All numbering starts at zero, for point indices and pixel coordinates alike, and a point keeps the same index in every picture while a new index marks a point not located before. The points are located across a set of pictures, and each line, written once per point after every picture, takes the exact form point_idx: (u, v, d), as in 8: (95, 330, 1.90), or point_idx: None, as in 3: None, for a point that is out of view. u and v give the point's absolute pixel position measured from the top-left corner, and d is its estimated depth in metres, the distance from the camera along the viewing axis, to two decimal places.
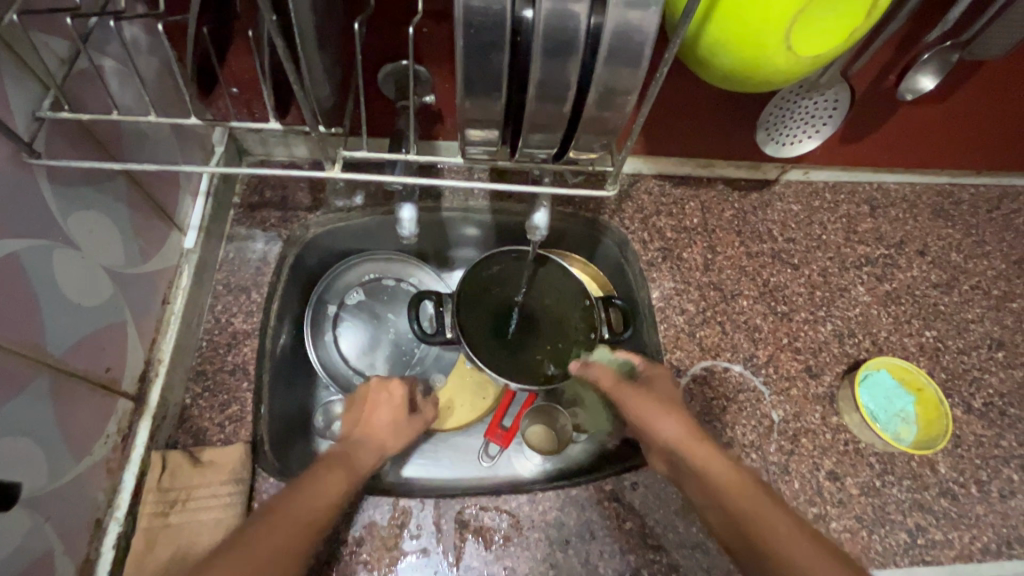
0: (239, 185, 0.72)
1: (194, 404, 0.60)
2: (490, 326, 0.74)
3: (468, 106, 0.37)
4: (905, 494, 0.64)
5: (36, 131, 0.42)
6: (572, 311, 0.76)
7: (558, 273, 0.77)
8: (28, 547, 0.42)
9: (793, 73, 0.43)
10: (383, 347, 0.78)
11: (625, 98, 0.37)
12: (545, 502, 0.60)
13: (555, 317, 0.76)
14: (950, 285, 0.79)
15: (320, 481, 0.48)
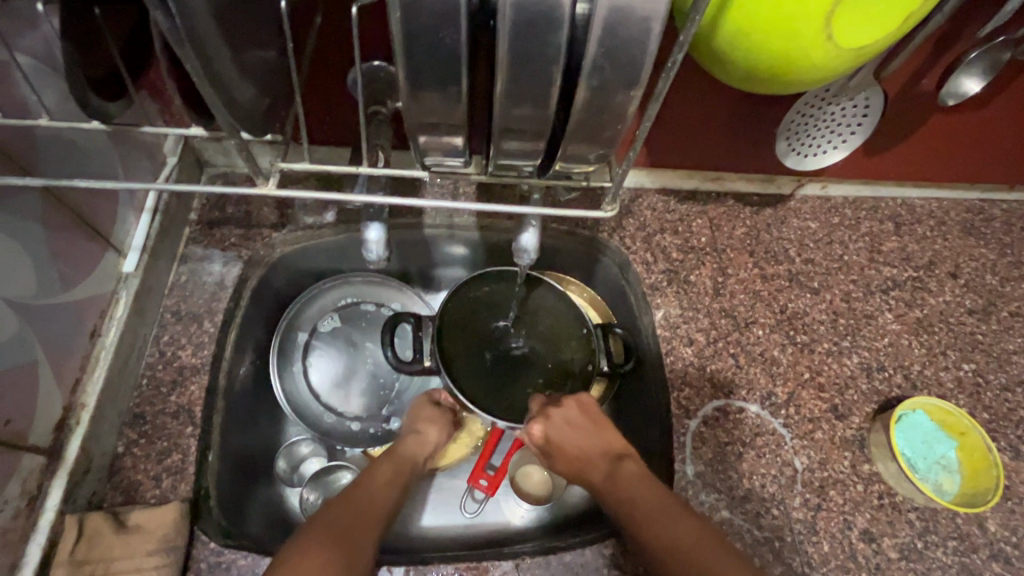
0: (197, 199, 0.64)
1: (126, 454, 0.51)
2: (476, 355, 0.66)
3: (425, 106, 0.29)
4: (951, 558, 0.56)
5: None
6: (569, 339, 0.68)
7: (553, 297, 0.69)
8: None
9: (834, 68, 0.35)
10: (358, 378, 0.68)
11: (626, 94, 0.29)
12: (534, 571, 0.52)
13: (549, 346, 0.68)
14: (987, 312, 0.72)
15: (371, 493, 0.52)
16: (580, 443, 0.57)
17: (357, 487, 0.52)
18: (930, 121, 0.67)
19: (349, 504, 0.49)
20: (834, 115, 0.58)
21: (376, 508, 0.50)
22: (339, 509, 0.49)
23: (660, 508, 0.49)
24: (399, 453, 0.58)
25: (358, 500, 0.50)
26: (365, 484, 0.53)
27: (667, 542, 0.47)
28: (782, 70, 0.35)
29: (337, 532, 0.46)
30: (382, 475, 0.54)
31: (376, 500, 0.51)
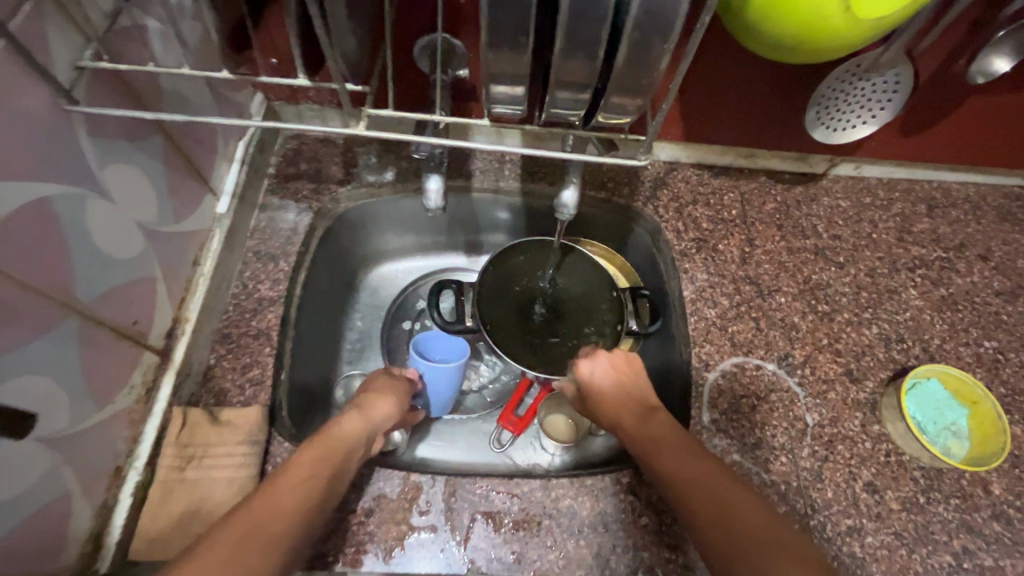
0: (275, 155, 0.73)
1: (217, 365, 0.60)
2: (515, 317, 0.74)
3: (497, 54, 0.35)
4: (952, 514, 0.59)
5: (76, 81, 0.42)
6: (599, 303, 0.75)
7: (583, 264, 0.77)
8: (47, 486, 0.42)
9: (856, 37, 0.39)
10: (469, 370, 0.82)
11: (662, 48, 0.34)
12: (558, 489, 0.58)
13: (582, 308, 0.75)
14: (1014, 294, 0.73)
15: (285, 495, 0.42)
16: (615, 387, 0.61)
17: (263, 491, 0.42)
18: (965, 103, 0.69)
19: (248, 512, 0.39)
20: (864, 91, 0.61)
21: (284, 513, 0.40)
22: (241, 514, 0.39)
23: (677, 453, 0.51)
24: (332, 436, 0.49)
25: (267, 506, 0.40)
26: (274, 485, 0.42)
27: (681, 477, 0.48)
28: (810, 38, 0.39)
29: (230, 541, 0.36)
30: (308, 466, 0.45)
31: (277, 509, 0.40)
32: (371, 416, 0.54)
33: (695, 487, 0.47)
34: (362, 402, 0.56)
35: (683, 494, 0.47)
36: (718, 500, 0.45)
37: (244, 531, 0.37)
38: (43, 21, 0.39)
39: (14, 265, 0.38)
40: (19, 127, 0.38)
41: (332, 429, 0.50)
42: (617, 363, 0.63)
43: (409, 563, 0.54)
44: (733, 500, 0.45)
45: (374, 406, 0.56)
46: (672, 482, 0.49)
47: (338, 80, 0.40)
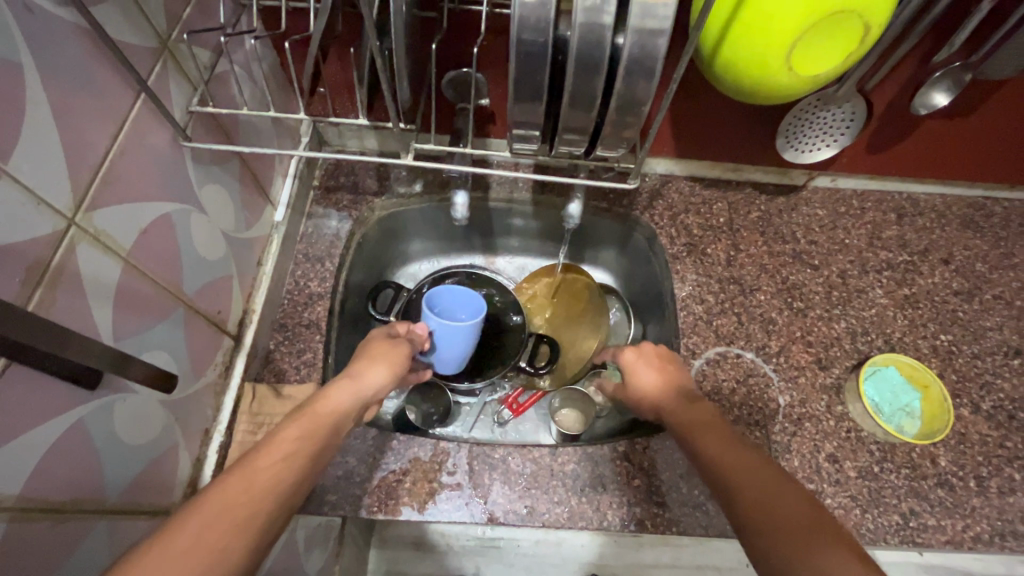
0: (319, 170, 0.84)
1: (276, 349, 0.72)
2: None
3: (517, 109, 0.45)
4: (902, 481, 0.69)
5: (188, 121, 0.54)
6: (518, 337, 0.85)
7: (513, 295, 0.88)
8: (158, 443, 0.53)
9: (797, 89, 0.50)
10: None
11: (643, 108, 0.43)
12: (564, 455, 0.69)
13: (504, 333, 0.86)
14: (972, 293, 0.82)
15: (268, 468, 0.40)
16: (658, 380, 0.63)
17: (243, 462, 0.40)
18: (923, 126, 0.78)
19: (229, 481, 0.37)
20: (826, 119, 0.71)
21: (266, 488, 0.38)
22: (219, 486, 0.37)
23: (720, 444, 0.50)
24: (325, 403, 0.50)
25: (251, 477, 0.38)
26: (256, 456, 0.40)
27: (720, 460, 0.48)
28: (762, 88, 0.50)
29: (204, 508, 0.35)
30: (298, 435, 0.44)
31: (256, 484, 0.38)
32: (364, 385, 0.54)
33: (733, 469, 0.46)
34: (354, 370, 0.56)
35: (724, 479, 0.46)
36: (759, 483, 0.44)
37: (223, 504, 0.35)
38: (167, 77, 0.51)
39: (147, 265, 0.50)
40: (152, 160, 0.50)
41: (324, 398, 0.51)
42: (650, 355, 0.67)
43: (439, 513, 0.65)
44: (769, 479, 0.44)
45: (364, 373, 0.55)
46: (712, 466, 0.48)
47: (394, 122, 0.51)
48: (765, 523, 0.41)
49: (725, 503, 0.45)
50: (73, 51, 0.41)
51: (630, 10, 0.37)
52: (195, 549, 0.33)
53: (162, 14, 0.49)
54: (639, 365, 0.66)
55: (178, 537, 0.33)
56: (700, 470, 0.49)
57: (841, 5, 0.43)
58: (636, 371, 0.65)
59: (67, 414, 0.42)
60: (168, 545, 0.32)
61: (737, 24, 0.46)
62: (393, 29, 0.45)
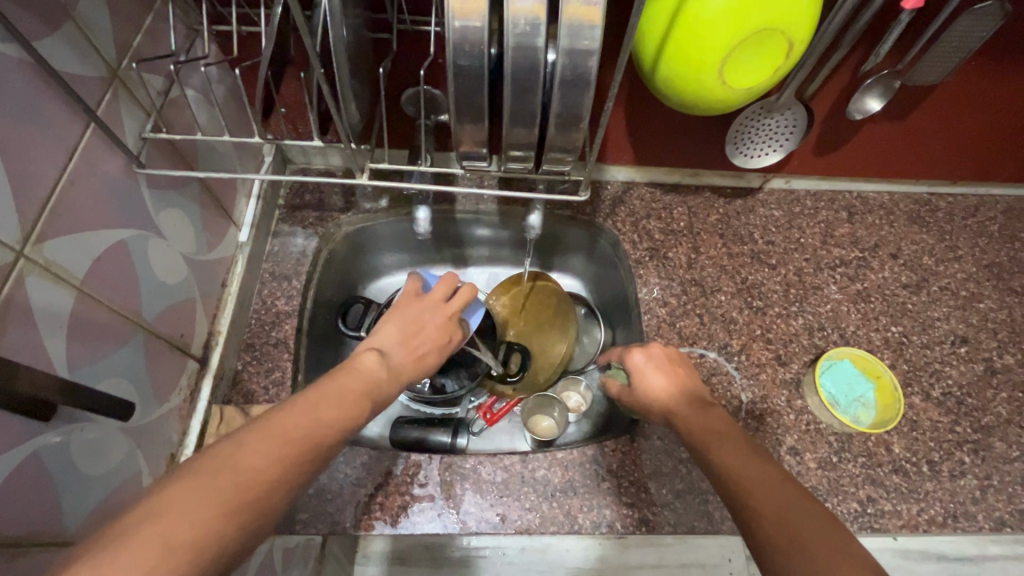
0: (284, 189, 0.84)
1: (244, 370, 0.71)
2: None
3: (463, 129, 0.47)
4: (859, 469, 0.72)
5: (141, 148, 0.54)
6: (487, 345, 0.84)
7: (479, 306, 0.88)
8: (120, 470, 0.53)
9: (732, 101, 0.53)
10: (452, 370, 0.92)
11: (581, 124, 0.45)
12: (535, 462, 0.70)
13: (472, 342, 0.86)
14: (920, 286, 0.86)
15: (313, 416, 0.42)
16: (668, 380, 0.59)
17: (291, 404, 0.42)
18: (866, 128, 0.82)
19: (277, 420, 0.40)
20: (771, 126, 0.75)
21: (311, 433, 0.40)
22: (267, 427, 0.39)
23: (741, 459, 0.46)
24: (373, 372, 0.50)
25: (298, 423, 0.40)
26: (302, 401, 0.43)
27: (741, 477, 0.44)
28: (699, 101, 0.52)
29: (259, 445, 0.37)
30: (350, 389, 0.46)
31: (300, 427, 0.40)
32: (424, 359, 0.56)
33: (754, 489, 0.43)
34: (413, 343, 0.56)
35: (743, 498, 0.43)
36: (783, 504, 0.41)
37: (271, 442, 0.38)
38: (118, 106, 0.51)
39: (102, 293, 0.50)
40: (104, 189, 0.50)
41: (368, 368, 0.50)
42: (659, 357, 0.61)
43: (412, 525, 0.66)
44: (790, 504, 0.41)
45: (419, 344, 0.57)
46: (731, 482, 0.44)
47: (346, 142, 0.52)
48: (789, 548, 0.38)
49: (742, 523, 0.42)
50: (18, 84, 0.41)
51: (560, 33, 0.39)
52: (248, 473, 0.35)
53: (111, 44, 0.50)
54: (650, 365, 0.61)
55: (230, 463, 0.36)
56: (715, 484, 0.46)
57: (765, 22, 0.46)
58: (646, 376, 0.60)
59: (20, 449, 0.42)
60: (229, 466, 0.35)
61: (671, 41, 0.48)
62: (340, 54, 0.47)
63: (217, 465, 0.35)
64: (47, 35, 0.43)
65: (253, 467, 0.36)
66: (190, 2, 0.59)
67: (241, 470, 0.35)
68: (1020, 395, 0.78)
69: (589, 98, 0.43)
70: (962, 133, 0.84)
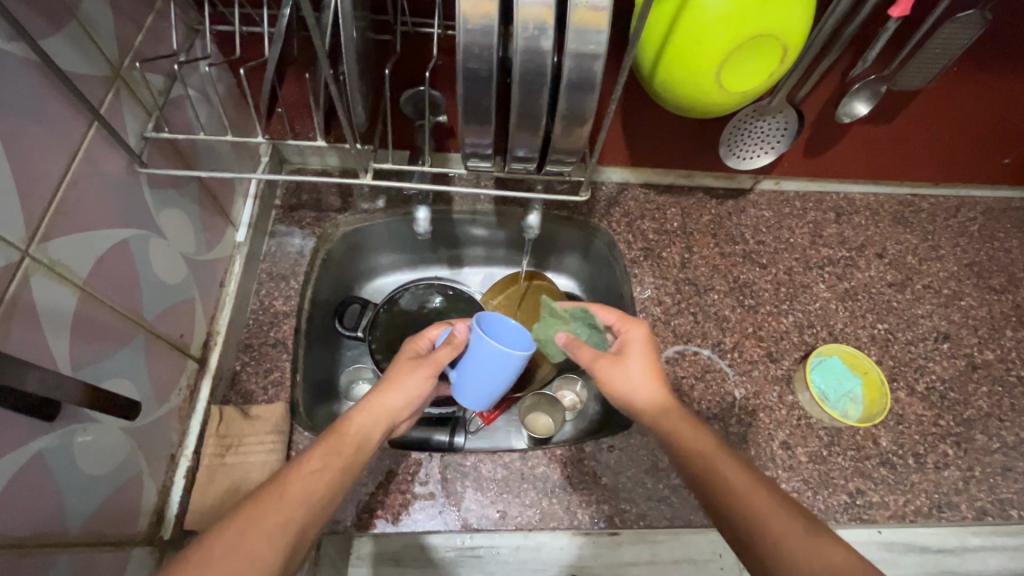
0: (281, 189, 0.84)
1: (242, 370, 0.71)
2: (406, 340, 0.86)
3: (468, 130, 0.47)
4: (848, 462, 0.74)
5: (143, 147, 0.54)
6: None
7: (474, 306, 0.89)
8: (121, 471, 0.53)
9: (727, 105, 0.54)
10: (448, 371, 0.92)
11: (585, 126, 0.46)
12: (534, 459, 0.71)
13: None
14: (904, 284, 0.88)
15: (302, 489, 0.46)
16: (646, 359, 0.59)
17: (277, 482, 0.46)
18: (853, 131, 0.84)
19: (266, 502, 0.44)
20: (763, 129, 0.77)
21: (304, 507, 0.45)
22: (259, 504, 0.44)
23: (741, 476, 0.50)
24: (362, 427, 0.52)
25: (291, 500, 0.45)
26: (288, 477, 0.46)
27: (747, 500, 0.49)
28: (697, 103, 0.54)
29: (258, 532, 0.42)
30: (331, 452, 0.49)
31: (289, 503, 0.45)
32: (422, 392, 0.56)
33: (762, 512, 0.48)
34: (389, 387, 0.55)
35: (756, 524, 0.48)
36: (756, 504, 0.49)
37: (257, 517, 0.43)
38: (120, 106, 0.51)
39: (104, 292, 0.50)
40: (107, 189, 0.50)
41: (354, 424, 0.52)
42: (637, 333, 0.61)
43: (413, 523, 0.67)
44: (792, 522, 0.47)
45: (415, 376, 0.55)
46: (740, 504, 0.49)
47: (351, 143, 0.53)
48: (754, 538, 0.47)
49: (752, 546, 0.47)
50: (22, 84, 0.41)
51: (567, 37, 0.40)
52: (244, 551, 0.41)
53: (114, 44, 0.50)
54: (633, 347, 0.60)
55: (242, 548, 0.41)
56: (720, 505, 0.50)
57: (760, 28, 0.47)
58: (631, 365, 0.58)
59: (26, 448, 0.42)
60: (227, 554, 0.41)
61: (670, 46, 0.50)
62: (348, 55, 0.47)
63: (220, 556, 0.40)
64: (52, 34, 0.43)
65: (251, 543, 0.42)
66: (191, 3, 0.59)
67: (250, 553, 0.41)
68: (999, 389, 0.81)
69: (592, 101, 0.44)
70: (944, 136, 0.86)
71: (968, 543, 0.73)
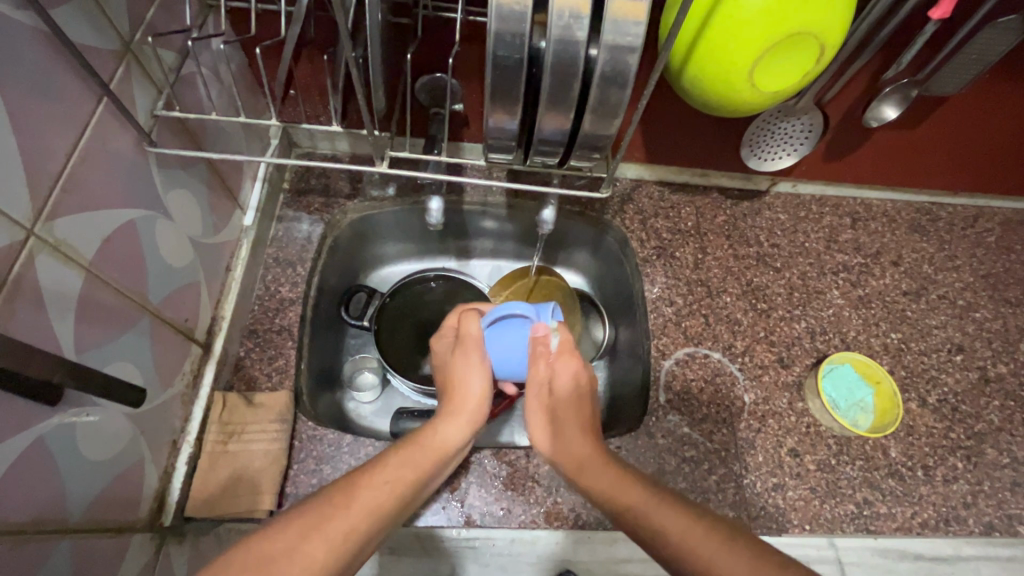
0: (290, 172, 0.82)
1: (246, 357, 0.70)
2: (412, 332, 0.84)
3: (492, 120, 0.46)
4: (856, 472, 0.73)
5: (153, 125, 0.52)
6: None
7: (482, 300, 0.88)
8: (124, 456, 0.52)
9: (758, 105, 0.53)
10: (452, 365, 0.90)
11: (613, 120, 0.45)
12: (540, 457, 0.70)
13: None
14: (919, 293, 0.87)
15: (372, 494, 0.45)
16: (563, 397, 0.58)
17: (348, 485, 0.45)
18: (876, 136, 0.83)
19: (333, 505, 0.43)
20: (787, 130, 0.76)
21: (371, 517, 0.44)
22: (333, 508, 0.43)
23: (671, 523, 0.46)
24: (445, 430, 0.55)
25: (357, 508, 0.43)
26: (361, 480, 0.45)
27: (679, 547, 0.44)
28: (726, 102, 0.52)
29: (320, 534, 0.41)
30: (408, 464, 0.49)
31: (357, 514, 0.43)
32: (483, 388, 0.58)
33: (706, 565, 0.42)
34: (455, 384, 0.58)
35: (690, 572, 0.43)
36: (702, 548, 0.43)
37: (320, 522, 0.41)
38: (130, 81, 0.49)
39: (110, 273, 0.48)
40: (115, 167, 0.48)
41: (439, 431, 0.54)
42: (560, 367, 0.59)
43: (415, 518, 0.67)
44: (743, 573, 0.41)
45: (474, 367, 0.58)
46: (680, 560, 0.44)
47: (369, 129, 0.51)
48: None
49: None
50: (34, 56, 0.39)
51: (603, 28, 0.39)
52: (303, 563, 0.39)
53: (125, 16, 0.48)
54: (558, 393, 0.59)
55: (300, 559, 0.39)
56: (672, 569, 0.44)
57: (798, 27, 0.45)
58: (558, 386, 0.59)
59: (28, 432, 0.41)
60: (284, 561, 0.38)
61: (702, 40, 0.48)
62: (371, 37, 0.45)
63: (277, 556, 0.38)
64: (63, 3, 0.41)
65: (317, 557, 0.39)
66: None
67: (303, 561, 0.39)
68: (1011, 404, 0.80)
69: (624, 97, 0.42)
70: (969, 144, 0.85)
71: (963, 553, 0.71)
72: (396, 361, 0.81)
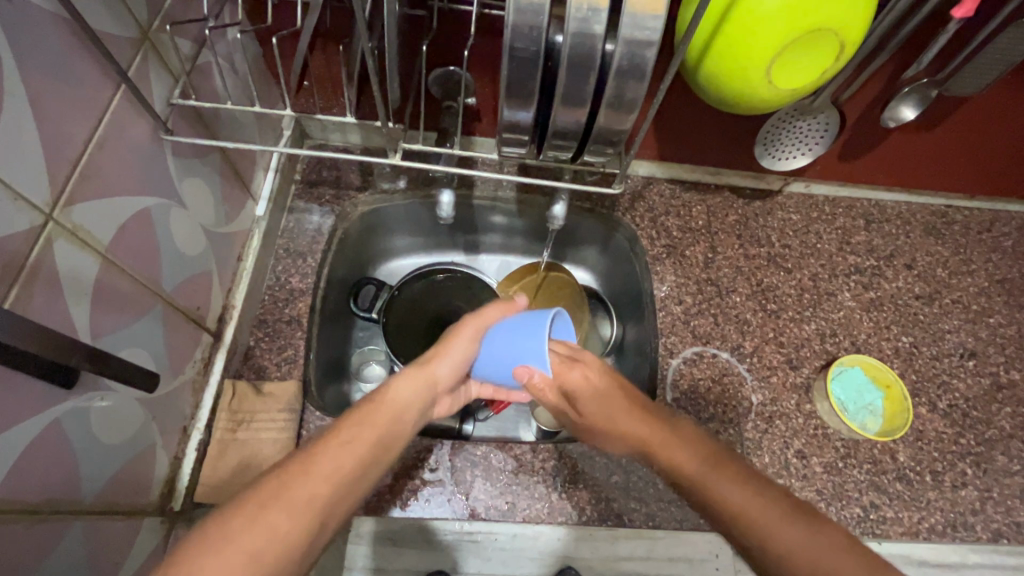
0: (301, 164, 0.82)
1: (256, 346, 0.70)
2: (419, 326, 0.84)
3: (507, 111, 0.45)
4: (864, 476, 0.73)
5: (169, 114, 0.53)
6: None
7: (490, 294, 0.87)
8: (136, 440, 0.53)
9: (775, 102, 0.52)
10: None
11: (628, 115, 0.44)
12: (545, 453, 0.70)
13: None
14: (932, 297, 0.86)
15: (331, 462, 0.43)
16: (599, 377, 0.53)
17: (304, 453, 0.43)
18: (894, 136, 0.82)
19: (294, 473, 0.41)
20: (802, 129, 0.75)
21: (332, 484, 0.42)
22: (288, 474, 0.41)
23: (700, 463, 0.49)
24: (401, 395, 0.52)
25: (317, 476, 0.41)
26: (316, 446, 0.44)
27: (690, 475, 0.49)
28: (742, 99, 0.52)
29: (276, 502, 0.39)
30: (364, 432, 0.47)
31: (316, 484, 0.41)
32: (461, 365, 0.56)
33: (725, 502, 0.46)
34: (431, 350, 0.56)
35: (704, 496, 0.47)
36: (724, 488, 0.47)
37: (273, 492, 0.39)
38: (147, 69, 0.50)
39: (125, 261, 0.49)
40: (132, 155, 0.49)
41: (395, 389, 0.52)
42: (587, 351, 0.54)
43: (419, 509, 0.67)
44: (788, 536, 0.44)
45: (460, 341, 0.55)
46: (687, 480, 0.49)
47: (383, 121, 0.51)
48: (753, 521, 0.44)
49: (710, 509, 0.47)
50: (53, 42, 0.40)
51: (621, 23, 0.39)
52: (260, 534, 0.37)
53: (143, 4, 0.48)
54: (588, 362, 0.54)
55: (252, 527, 0.37)
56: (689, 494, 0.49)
57: (816, 24, 0.45)
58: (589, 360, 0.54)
59: (44, 414, 0.41)
60: (232, 534, 0.36)
61: (720, 36, 0.47)
62: (388, 29, 0.45)
63: (239, 528, 0.36)
64: None
65: (278, 526, 0.37)
66: None
67: (267, 528, 0.37)
68: None
69: (640, 91, 0.42)
70: (987, 146, 0.83)
71: (967, 558, 0.70)
72: (403, 354, 0.81)
